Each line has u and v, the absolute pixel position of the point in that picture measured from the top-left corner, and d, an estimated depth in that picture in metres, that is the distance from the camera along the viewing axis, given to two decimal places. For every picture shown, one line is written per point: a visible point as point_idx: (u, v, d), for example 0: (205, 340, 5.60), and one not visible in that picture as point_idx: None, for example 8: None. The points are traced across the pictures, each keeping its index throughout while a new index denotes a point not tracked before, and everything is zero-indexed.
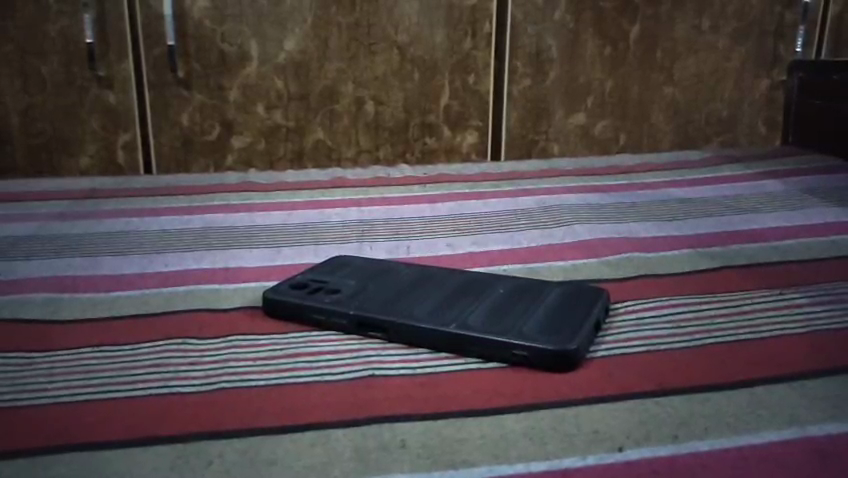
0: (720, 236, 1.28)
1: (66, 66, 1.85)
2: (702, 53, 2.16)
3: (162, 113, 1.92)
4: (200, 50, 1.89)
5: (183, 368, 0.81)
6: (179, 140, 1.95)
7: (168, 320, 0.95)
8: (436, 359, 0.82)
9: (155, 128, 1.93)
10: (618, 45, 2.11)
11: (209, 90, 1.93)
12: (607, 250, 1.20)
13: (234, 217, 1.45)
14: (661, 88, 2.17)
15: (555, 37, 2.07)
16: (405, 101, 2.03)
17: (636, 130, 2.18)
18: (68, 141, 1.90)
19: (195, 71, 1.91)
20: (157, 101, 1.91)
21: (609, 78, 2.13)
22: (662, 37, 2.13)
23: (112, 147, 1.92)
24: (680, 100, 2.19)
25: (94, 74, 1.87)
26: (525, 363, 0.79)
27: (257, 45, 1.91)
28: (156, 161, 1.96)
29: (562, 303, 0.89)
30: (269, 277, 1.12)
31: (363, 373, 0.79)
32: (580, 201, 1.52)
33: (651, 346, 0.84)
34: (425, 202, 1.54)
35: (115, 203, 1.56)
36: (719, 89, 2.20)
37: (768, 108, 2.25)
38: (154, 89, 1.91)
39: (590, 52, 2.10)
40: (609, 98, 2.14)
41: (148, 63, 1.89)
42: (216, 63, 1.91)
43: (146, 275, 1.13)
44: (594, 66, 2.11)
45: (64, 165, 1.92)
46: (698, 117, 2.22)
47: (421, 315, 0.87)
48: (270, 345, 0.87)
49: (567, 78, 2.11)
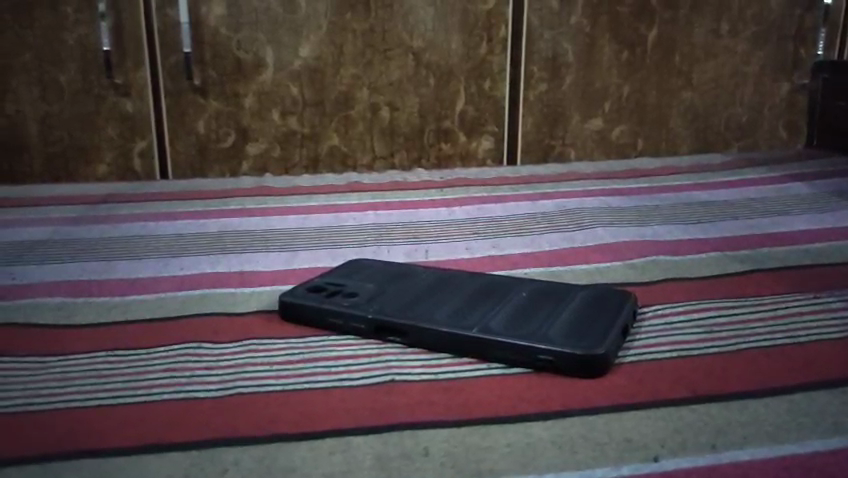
0: (748, 239, 1.24)
1: (83, 74, 1.84)
2: (721, 57, 2.10)
3: (177, 120, 1.90)
4: (216, 57, 1.87)
5: (198, 372, 0.79)
6: (195, 148, 1.93)
7: (183, 324, 0.93)
8: (458, 364, 0.79)
9: (170, 135, 1.91)
10: (636, 50, 2.05)
11: (225, 98, 1.90)
12: (631, 253, 1.17)
13: (249, 222, 1.44)
14: (680, 92, 2.11)
15: (572, 42, 2.02)
16: (421, 107, 1.99)
17: (656, 134, 2.13)
18: (85, 148, 1.89)
19: (210, 78, 1.89)
20: (173, 108, 1.90)
21: (626, 83, 2.07)
22: (680, 39, 2.07)
23: (127, 155, 1.91)
24: (698, 105, 2.12)
25: (111, 82, 1.86)
26: (551, 369, 0.76)
27: (272, 52, 1.89)
28: (172, 168, 1.94)
29: (588, 308, 0.86)
30: (286, 281, 1.10)
31: (383, 379, 0.76)
32: (601, 204, 1.48)
33: (681, 352, 0.80)
34: (442, 206, 1.52)
35: (129, 208, 1.55)
36: (738, 93, 2.13)
37: (786, 111, 2.17)
38: (169, 96, 1.89)
39: (608, 56, 2.05)
40: (626, 103, 2.09)
41: (164, 71, 1.87)
42: (230, 70, 1.89)
43: (161, 279, 1.12)
44: (613, 71, 2.06)
45: (80, 173, 1.91)
46: (718, 121, 2.15)
47: (442, 318, 0.85)
48: (287, 349, 0.84)
49: (584, 83, 2.06)
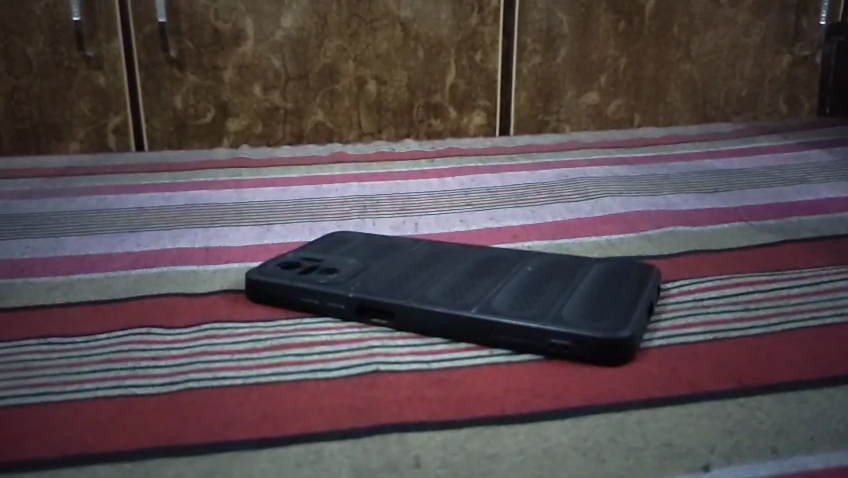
0: (772, 209, 1.12)
1: (53, 45, 1.65)
2: (721, 28, 1.94)
3: (154, 95, 1.72)
4: (193, 28, 1.69)
5: (142, 364, 0.66)
6: (173, 124, 1.75)
7: (134, 306, 0.80)
8: (455, 351, 0.67)
9: (148, 112, 1.73)
10: (633, 20, 1.89)
11: (203, 71, 1.72)
12: (645, 224, 1.04)
13: (221, 194, 1.30)
14: (678, 65, 1.95)
15: (567, 11, 1.85)
16: (409, 81, 1.83)
17: (651, 110, 1.97)
18: (56, 124, 1.71)
19: (189, 51, 1.70)
20: (148, 82, 1.71)
21: (623, 54, 1.91)
22: (681, 9, 1.90)
23: (101, 132, 1.73)
24: (699, 79, 1.97)
25: (82, 55, 1.67)
26: (564, 356, 0.64)
27: (253, 23, 1.71)
28: (149, 144, 1.75)
29: (605, 284, 0.74)
30: (256, 258, 0.96)
31: (365, 370, 0.64)
32: (608, 174, 1.35)
33: (719, 334, 0.68)
34: (433, 176, 1.39)
35: (89, 182, 1.40)
36: (738, 65, 1.97)
37: (789, 85, 2.02)
38: (144, 70, 1.70)
39: (604, 28, 1.88)
40: (624, 75, 1.93)
41: (137, 43, 1.68)
42: (209, 42, 1.71)
43: (114, 256, 0.98)
44: (609, 43, 1.90)
45: (49, 150, 1.72)
46: (717, 95, 1.99)
47: (435, 295, 0.72)
48: (252, 335, 0.71)
49: (579, 55, 1.89)
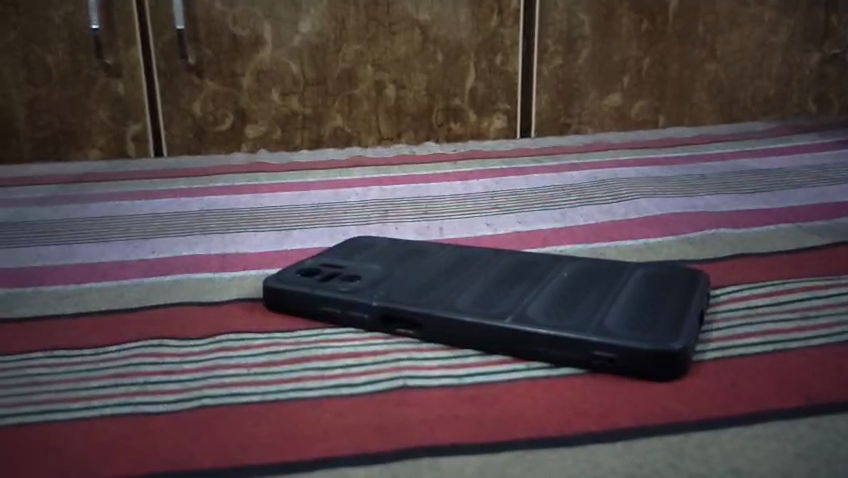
0: (820, 210, 1.04)
1: (72, 54, 1.56)
2: (747, 26, 1.74)
3: (172, 102, 1.62)
4: (211, 34, 1.58)
5: (153, 379, 0.61)
6: (192, 131, 1.64)
7: (146, 317, 0.75)
8: (490, 364, 0.61)
9: (166, 117, 1.62)
10: (657, 19, 1.70)
11: (221, 77, 1.61)
12: (684, 227, 0.98)
13: (237, 199, 1.26)
14: (703, 65, 1.75)
15: (586, 12, 1.68)
16: (429, 84, 1.67)
17: (676, 111, 1.78)
18: (76, 132, 1.61)
19: (207, 57, 1.59)
20: (166, 89, 1.61)
21: (646, 55, 1.72)
22: (706, 6, 1.71)
23: (120, 140, 1.62)
24: (726, 80, 1.77)
25: (100, 63, 1.57)
26: (610, 370, 0.58)
27: (271, 29, 1.59)
28: (168, 149, 1.65)
29: (649, 290, 0.68)
30: (274, 264, 0.92)
31: (391, 386, 0.59)
32: (639, 175, 1.29)
33: (778, 345, 0.62)
34: (456, 179, 1.33)
35: (101, 189, 1.36)
36: (766, 65, 1.77)
37: (817, 83, 1.81)
38: (165, 78, 1.60)
39: (625, 28, 1.70)
40: (646, 77, 1.74)
41: (156, 49, 1.58)
42: (227, 48, 1.59)
43: (127, 264, 0.94)
44: (630, 43, 1.71)
45: (67, 158, 1.62)
46: (743, 95, 1.79)
47: (466, 303, 0.67)
48: (270, 347, 0.67)
49: (598, 57, 1.71)
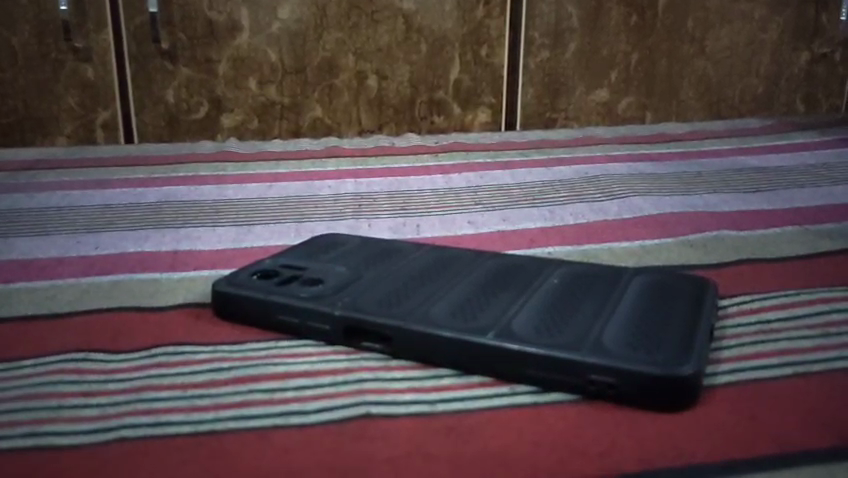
0: (828, 212, 0.97)
1: (39, 36, 1.38)
2: (737, 23, 1.63)
3: (143, 89, 1.44)
4: (186, 18, 1.42)
5: (69, 402, 0.52)
6: (165, 119, 1.47)
7: (74, 325, 0.65)
8: (468, 388, 0.53)
9: (138, 105, 1.45)
10: (646, 13, 1.59)
11: (196, 64, 1.45)
12: (683, 228, 0.89)
13: (198, 190, 1.15)
14: (692, 62, 1.64)
15: (576, 4, 1.55)
16: (412, 75, 1.54)
17: (663, 108, 1.66)
18: (43, 119, 1.43)
19: (182, 43, 1.43)
20: (139, 76, 1.43)
21: (635, 50, 1.61)
22: (696, 1, 1.60)
23: (88, 127, 1.45)
24: (715, 76, 1.66)
25: (70, 46, 1.40)
26: (608, 396, 0.50)
27: (250, 14, 1.44)
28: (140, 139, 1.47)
29: (651, 302, 0.60)
30: (230, 264, 0.82)
31: (351, 414, 0.50)
32: (631, 171, 1.21)
33: (799, 367, 0.54)
34: (436, 173, 1.24)
35: (52, 177, 1.24)
36: (754, 63, 1.67)
37: (808, 83, 1.71)
38: (137, 64, 1.43)
39: (615, 21, 1.58)
40: (635, 72, 1.62)
41: (128, 34, 1.41)
42: (203, 34, 1.43)
43: (65, 261, 0.84)
44: (620, 38, 1.59)
45: (32, 146, 1.44)
46: (732, 93, 1.68)
47: (442, 314, 0.58)
48: (213, 362, 0.57)
49: (588, 51, 1.59)
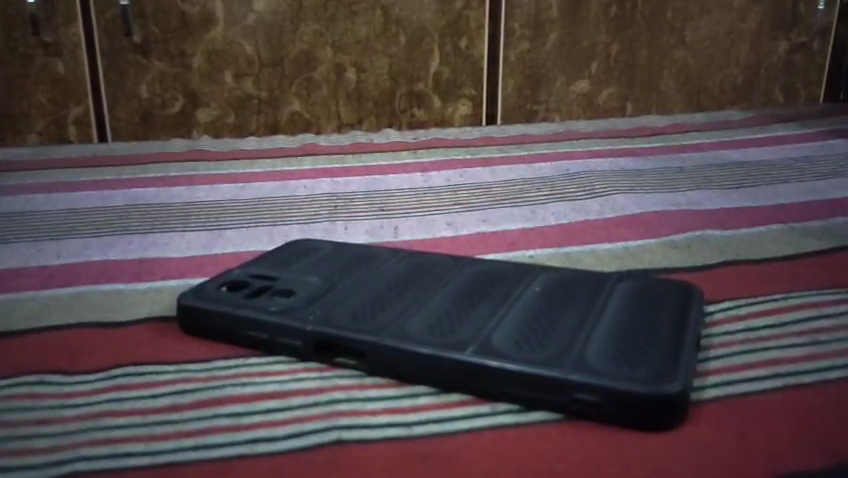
0: (811, 208, 0.95)
1: (7, 30, 1.32)
2: (717, 13, 1.62)
3: (115, 84, 1.39)
4: (158, 11, 1.36)
5: (20, 432, 0.48)
6: (138, 115, 1.42)
7: (29, 343, 0.62)
8: (446, 408, 0.50)
9: (110, 101, 1.40)
10: (626, 4, 1.56)
11: (170, 58, 1.39)
12: (666, 228, 0.87)
13: (168, 192, 1.11)
14: (673, 52, 1.62)
15: None
16: (391, 68, 1.50)
17: (644, 99, 1.64)
18: (12, 116, 1.37)
19: (155, 36, 1.38)
20: (111, 71, 1.38)
21: (616, 41, 1.58)
22: None
23: (60, 125, 1.39)
24: (695, 67, 1.64)
25: (39, 41, 1.34)
26: (592, 415, 0.48)
27: (224, 6, 1.39)
28: (113, 136, 1.42)
29: (636, 311, 0.57)
30: (199, 272, 0.79)
31: (321, 440, 0.47)
32: (613, 167, 1.19)
33: (789, 379, 0.52)
34: (415, 171, 1.21)
35: (17, 179, 1.19)
36: (735, 54, 1.65)
37: (786, 72, 1.70)
38: (108, 59, 1.37)
39: (595, 12, 1.55)
40: (616, 63, 1.60)
41: (99, 27, 1.35)
42: (176, 27, 1.38)
43: (26, 272, 0.80)
44: (600, 29, 1.57)
45: (2, 144, 1.38)
46: (713, 83, 1.67)
47: (418, 328, 0.55)
48: (177, 384, 0.54)
49: (568, 42, 1.56)
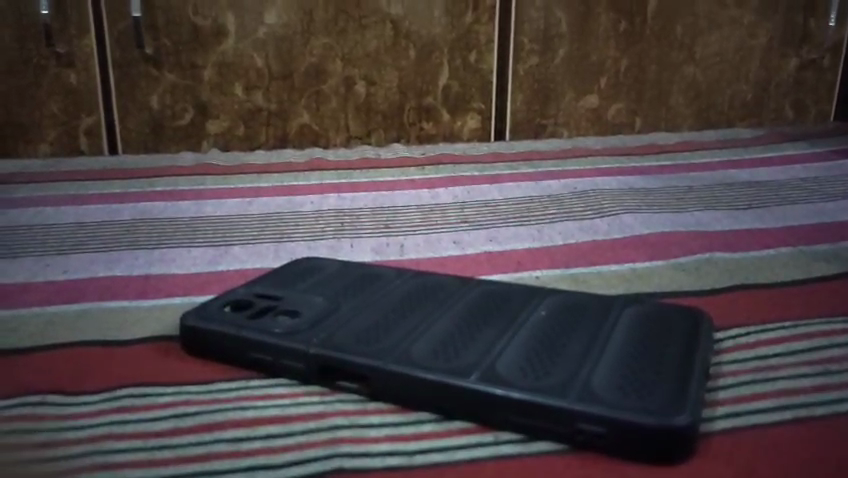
0: (821, 231, 0.94)
1: (20, 41, 1.33)
2: (726, 29, 1.61)
3: (126, 95, 1.40)
4: (170, 23, 1.37)
5: (20, 456, 0.48)
6: (149, 126, 1.42)
7: (33, 361, 0.62)
8: (449, 436, 0.50)
9: (121, 111, 1.40)
10: (636, 19, 1.56)
11: (181, 70, 1.40)
12: (674, 250, 0.87)
13: (176, 206, 1.12)
14: (682, 68, 1.62)
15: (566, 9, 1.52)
16: (400, 82, 1.50)
17: (653, 114, 1.64)
18: (23, 125, 1.38)
19: (166, 48, 1.38)
20: (123, 82, 1.39)
21: (625, 56, 1.58)
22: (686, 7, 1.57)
23: (71, 135, 1.40)
24: (705, 83, 1.64)
25: (52, 52, 1.35)
26: (597, 446, 0.47)
27: (235, 19, 1.40)
28: (123, 147, 1.43)
29: (643, 338, 0.57)
30: (204, 290, 0.79)
31: (322, 468, 0.47)
32: (621, 185, 1.18)
33: (800, 411, 0.51)
34: (422, 187, 1.21)
35: (28, 191, 1.19)
36: (744, 70, 1.65)
37: (797, 89, 1.69)
38: (120, 70, 1.38)
39: (604, 27, 1.55)
40: (625, 79, 1.60)
41: (112, 38, 1.36)
42: (187, 39, 1.39)
43: (32, 287, 0.80)
44: (610, 44, 1.57)
45: (15, 154, 1.39)
46: (722, 99, 1.66)
47: (422, 353, 0.54)
48: (179, 407, 0.54)
49: (578, 57, 1.56)
